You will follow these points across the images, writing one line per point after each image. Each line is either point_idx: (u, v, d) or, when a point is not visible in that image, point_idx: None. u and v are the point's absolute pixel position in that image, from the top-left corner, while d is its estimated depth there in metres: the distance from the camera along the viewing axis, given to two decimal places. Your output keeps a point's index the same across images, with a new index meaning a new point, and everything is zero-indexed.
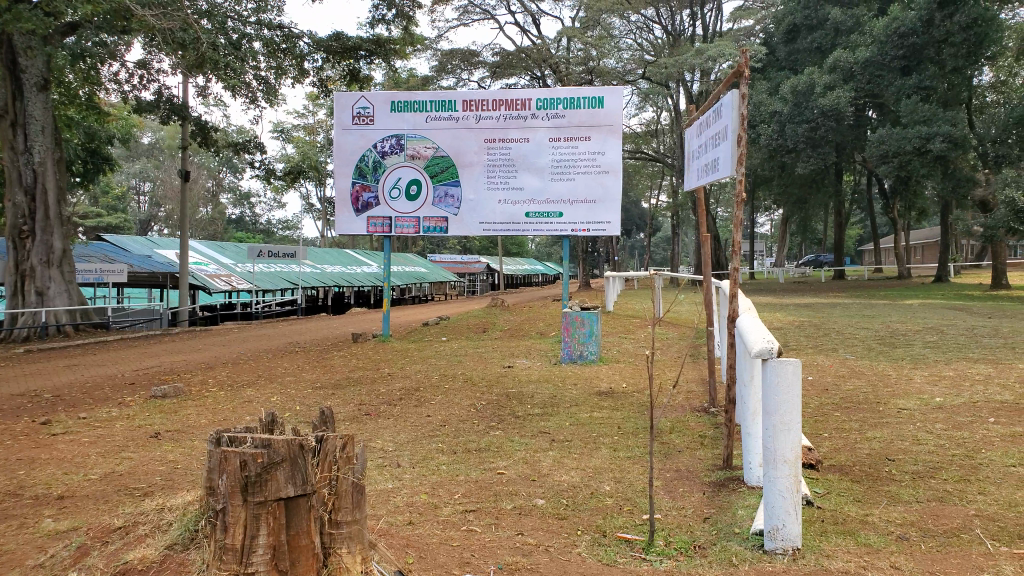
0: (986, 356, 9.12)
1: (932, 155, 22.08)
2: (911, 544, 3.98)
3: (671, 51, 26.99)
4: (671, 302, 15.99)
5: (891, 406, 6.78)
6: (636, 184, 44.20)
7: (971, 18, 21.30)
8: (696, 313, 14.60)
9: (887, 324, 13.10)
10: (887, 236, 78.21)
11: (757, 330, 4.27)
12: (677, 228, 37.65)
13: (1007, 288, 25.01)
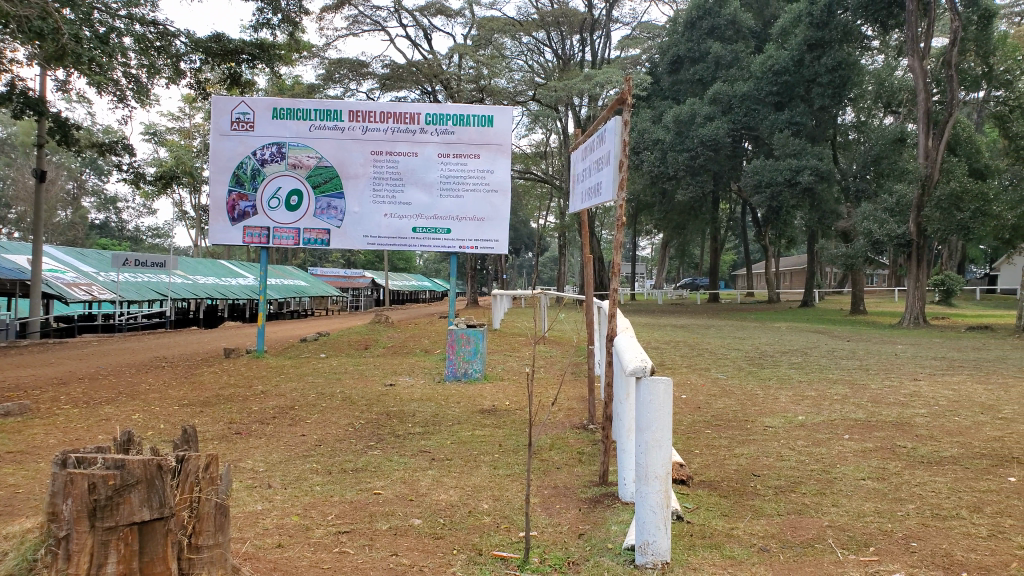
0: (842, 376, 9.77)
1: (800, 187, 23.59)
2: (771, 555, 4.18)
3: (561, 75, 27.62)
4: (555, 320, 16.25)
5: (758, 423, 7.13)
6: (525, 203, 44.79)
7: (836, 62, 23.07)
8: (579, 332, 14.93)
9: (757, 346, 13.81)
10: (759, 262, 83.05)
11: (632, 348, 4.38)
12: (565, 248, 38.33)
13: (864, 313, 26.97)
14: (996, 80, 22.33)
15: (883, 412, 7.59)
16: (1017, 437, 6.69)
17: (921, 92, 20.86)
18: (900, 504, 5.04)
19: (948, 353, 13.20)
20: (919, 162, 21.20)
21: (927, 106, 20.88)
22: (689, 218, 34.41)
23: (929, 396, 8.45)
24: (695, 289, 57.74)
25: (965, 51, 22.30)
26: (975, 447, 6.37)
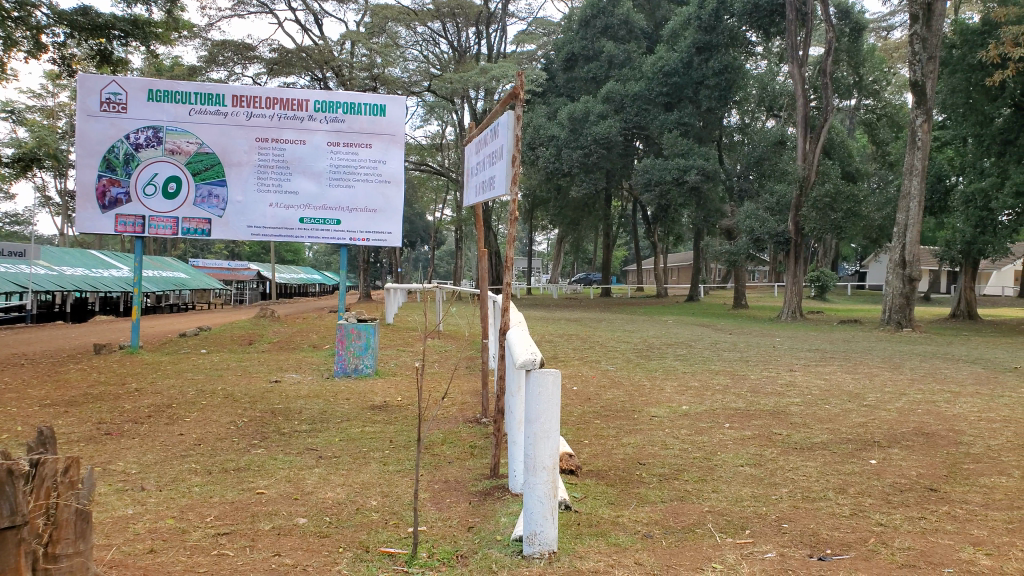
0: (724, 367, 10.21)
1: (687, 186, 24.48)
2: (654, 541, 4.30)
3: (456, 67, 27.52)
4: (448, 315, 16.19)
5: (645, 414, 7.33)
6: (420, 196, 44.44)
7: (722, 66, 24.36)
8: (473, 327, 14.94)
9: (646, 338, 14.24)
10: (648, 258, 85.95)
11: (522, 342, 4.39)
12: (460, 242, 38.24)
13: (746, 308, 28.29)
14: (866, 89, 23.89)
15: (761, 401, 7.98)
16: (878, 422, 7.23)
17: (799, 98, 22.06)
18: (774, 487, 5.31)
19: (820, 345, 14.06)
20: (797, 164, 22.35)
21: (804, 111, 22.09)
22: (583, 215, 35.06)
23: (802, 385, 8.97)
24: (588, 284, 58.92)
25: (839, 60, 23.74)
26: (842, 432, 6.81)
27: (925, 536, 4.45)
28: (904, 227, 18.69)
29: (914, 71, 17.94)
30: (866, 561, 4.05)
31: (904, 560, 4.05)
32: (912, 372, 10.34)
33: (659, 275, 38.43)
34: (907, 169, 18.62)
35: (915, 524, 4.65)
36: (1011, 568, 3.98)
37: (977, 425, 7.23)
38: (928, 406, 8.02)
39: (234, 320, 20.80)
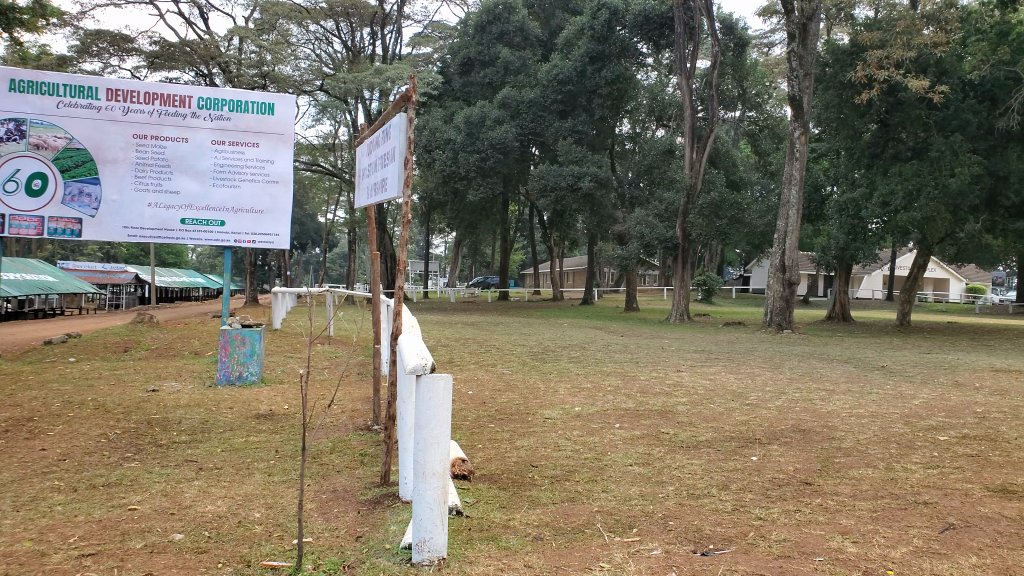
0: (615, 369, 10.46)
1: (582, 193, 24.98)
2: (544, 543, 4.34)
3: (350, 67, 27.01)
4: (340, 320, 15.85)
5: (538, 416, 7.41)
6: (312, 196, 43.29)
7: (615, 75, 25.06)
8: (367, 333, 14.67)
9: (542, 341, 14.42)
10: (546, 262, 87.32)
11: (413, 347, 4.32)
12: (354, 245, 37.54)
13: (638, 310, 29.13)
14: (750, 102, 25.32)
15: (650, 401, 8.22)
16: (759, 419, 7.58)
17: (687, 108, 22.96)
18: (660, 486, 5.46)
19: (707, 346, 14.62)
20: (685, 172, 23.21)
21: (692, 122, 23.04)
22: (480, 218, 35.13)
23: (689, 385, 9.31)
24: (485, 287, 59.06)
25: (724, 73, 24.86)
26: (725, 430, 7.10)
27: (799, 527, 4.68)
28: (784, 233, 19.69)
29: (792, 86, 19.01)
30: (746, 554, 4.22)
31: (780, 551, 4.25)
32: (790, 372, 10.93)
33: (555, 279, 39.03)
34: (787, 179, 19.66)
35: (791, 516, 4.88)
36: (875, 554, 4.25)
37: (847, 420, 7.72)
38: (805, 404, 8.49)
39: (107, 325, 19.56)
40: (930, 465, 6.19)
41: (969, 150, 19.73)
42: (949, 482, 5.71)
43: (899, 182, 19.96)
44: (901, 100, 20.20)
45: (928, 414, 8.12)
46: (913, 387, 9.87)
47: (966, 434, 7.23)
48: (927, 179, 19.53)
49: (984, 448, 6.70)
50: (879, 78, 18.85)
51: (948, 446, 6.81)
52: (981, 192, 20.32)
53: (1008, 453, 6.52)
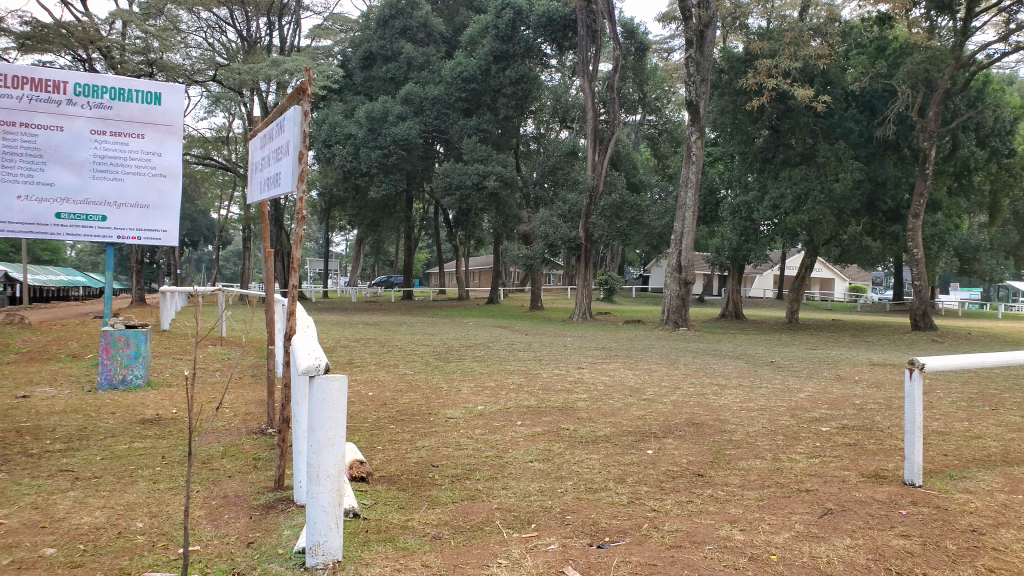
0: (518, 367, 10.55)
1: (486, 191, 25.06)
2: (443, 542, 4.33)
3: (245, 57, 26.05)
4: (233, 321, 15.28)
5: (440, 416, 7.38)
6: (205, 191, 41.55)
7: (519, 75, 25.44)
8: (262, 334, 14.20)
9: (444, 341, 14.35)
10: (450, 261, 87.26)
11: (307, 347, 4.20)
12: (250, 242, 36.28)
13: (542, 309, 29.46)
14: (650, 105, 26.07)
15: (551, 399, 8.32)
16: (656, 414, 7.82)
17: (590, 110, 23.48)
18: (560, 481, 5.55)
19: (607, 344, 14.94)
20: (588, 174, 23.75)
21: (594, 124, 23.55)
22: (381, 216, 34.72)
23: (590, 381, 9.50)
24: (389, 287, 58.37)
25: (625, 77, 25.54)
26: (623, 425, 7.28)
27: (690, 518, 4.85)
28: (681, 234, 20.37)
29: (690, 91, 19.65)
30: (640, 545, 4.34)
31: (672, 541, 4.39)
32: (686, 368, 11.32)
33: (459, 278, 38.98)
34: (683, 182, 20.35)
35: (683, 507, 5.05)
36: (759, 540, 4.46)
37: (739, 414, 8.05)
38: (699, 398, 8.82)
39: None
40: (812, 454, 6.56)
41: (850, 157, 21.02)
42: (828, 470, 6.07)
43: (788, 186, 21.05)
44: (791, 107, 21.22)
45: (813, 407, 8.59)
46: (799, 381, 10.41)
47: (845, 424, 7.70)
48: (814, 184, 20.69)
49: (860, 437, 7.15)
50: (769, 86, 19.82)
51: (829, 436, 7.23)
52: (861, 197, 21.71)
53: (881, 441, 6.99)
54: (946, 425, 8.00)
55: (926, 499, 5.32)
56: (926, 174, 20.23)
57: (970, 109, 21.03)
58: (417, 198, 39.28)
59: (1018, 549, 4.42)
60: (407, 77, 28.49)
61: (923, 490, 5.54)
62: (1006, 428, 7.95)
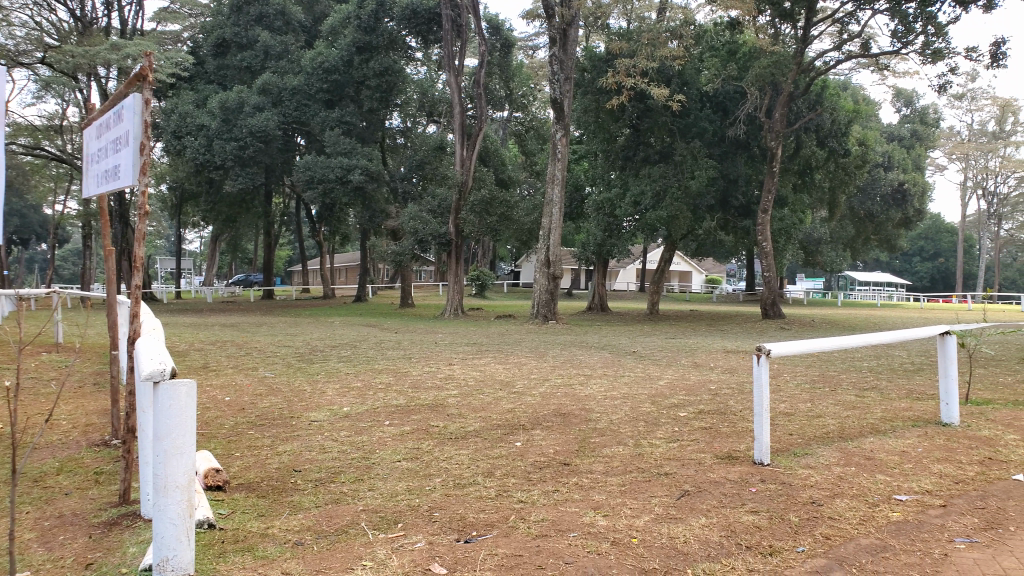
0: (385, 366, 10.37)
1: (352, 186, 24.49)
2: (305, 548, 4.18)
3: (81, 39, 24.03)
4: (69, 326, 14.06)
5: (302, 419, 7.14)
6: (38, 185, 38.06)
7: (382, 67, 25.20)
8: (104, 339, 13.20)
9: (308, 341, 13.89)
10: (314, 259, 84.81)
11: (153, 351, 3.93)
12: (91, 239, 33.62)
13: (412, 306, 29.20)
14: (515, 102, 26.44)
15: (420, 397, 8.24)
16: (524, 407, 7.93)
17: (456, 105, 23.56)
18: (428, 478, 5.50)
19: (476, 339, 15.01)
20: (456, 169, 23.79)
21: (461, 119, 23.63)
22: (240, 211, 33.19)
23: (459, 377, 9.51)
24: (252, 286, 55.99)
25: (491, 73, 25.75)
26: (493, 419, 7.33)
27: (556, 507, 4.94)
28: (548, 230, 20.77)
29: (554, 89, 20.03)
30: (506, 537, 4.38)
31: (538, 531, 4.46)
32: (554, 360, 11.54)
33: (326, 276, 37.98)
34: (549, 178, 20.76)
35: (549, 497, 5.15)
36: (622, 524, 4.60)
37: (602, 403, 8.31)
38: (566, 389, 9.03)
39: None
40: (671, 439, 6.87)
41: (704, 156, 22.22)
42: (685, 453, 6.37)
43: (648, 183, 22.00)
44: (649, 107, 22.11)
45: (672, 393, 9.00)
46: (659, 369, 10.87)
47: (701, 409, 8.12)
48: (671, 181, 21.71)
49: (714, 421, 7.56)
50: (627, 85, 20.56)
51: (687, 420, 7.60)
52: (714, 194, 23.05)
53: (734, 424, 7.42)
54: (791, 406, 8.60)
55: (773, 476, 5.70)
56: (772, 172, 21.72)
57: (810, 111, 22.76)
58: (278, 193, 37.84)
59: (851, 516, 4.82)
60: (264, 66, 27.37)
61: (769, 467, 5.92)
62: (841, 406, 8.66)
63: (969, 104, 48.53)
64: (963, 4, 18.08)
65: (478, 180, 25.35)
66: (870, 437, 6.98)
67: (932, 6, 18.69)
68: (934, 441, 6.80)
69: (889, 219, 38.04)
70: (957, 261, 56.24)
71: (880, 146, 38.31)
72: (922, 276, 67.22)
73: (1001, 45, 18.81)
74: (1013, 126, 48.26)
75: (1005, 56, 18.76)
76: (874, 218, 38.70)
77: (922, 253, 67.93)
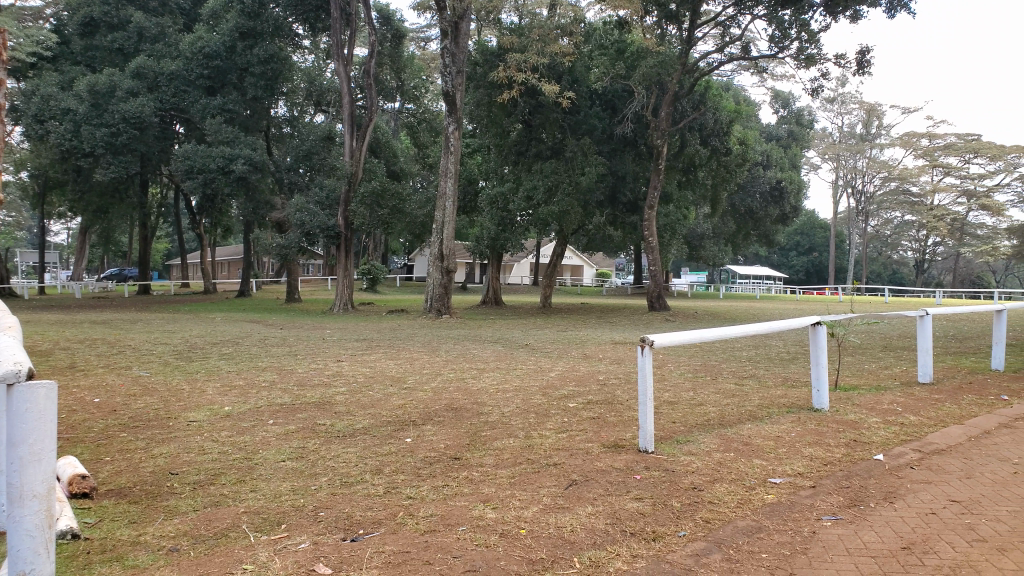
0: (271, 364, 10.05)
1: (234, 176, 23.56)
2: (181, 554, 4.01)
3: None
4: None
5: (181, 420, 6.83)
6: None
7: (267, 54, 24.37)
8: None
9: (186, 338, 13.28)
10: (196, 252, 81.02)
11: (8, 349, 3.62)
12: None
13: (299, 301, 28.43)
14: (407, 93, 26.19)
15: (307, 394, 8.07)
16: (415, 402, 7.89)
17: (346, 95, 23.13)
18: (314, 478, 5.39)
19: (366, 334, 14.82)
20: (346, 160, 23.37)
21: (351, 110, 23.21)
22: (112, 201, 31.27)
23: (349, 374, 9.36)
24: (127, 279, 52.93)
25: (381, 63, 25.38)
26: (382, 416, 7.26)
27: (445, 501, 4.95)
28: (441, 224, 20.71)
29: (446, 81, 19.95)
30: (394, 534, 4.35)
31: (427, 527, 4.45)
32: (446, 354, 11.54)
33: (208, 270, 36.37)
34: (443, 172, 20.70)
35: (438, 492, 5.15)
36: (510, 516, 4.66)
37: (494, 396, 8.40)
38: (458, 383, 9.06)
39: None
40: (560, 429, 7.01)
41: (594, 152, 22.78)
42: (574, 443, 6.52)
43: (541, 178, 22.32)
44: (540, 103, 22.41)
45: (561, 385, 9.20)
46: (550, 361, 11.08)
47: (590, 399, 8.34)
48: (563, 176, 22.14)
49: (603, 411, 7.79)
50: (518, 80, 20.75)
51: (576, 411, 7.78)
52: (604, 190, 23.65)
53: (621, 413, 7.66)
54: (674, 395, 8.97)
55: (656, 463, 5.91)
56: (658, 169, 22.51)
57: (694, 111, 23.71)
58: (155, 182, 35.87)
59: (729, 500, 5.07)
60: (137, 48, 25.91)
61: (654, 455, 6.14)
62: (722, 394, 9.11)
63: (839, 107, 51.80)
64: (833, 14, 19.30)
65: (368, 172, 24.95)
66: (748, 424, 7.38)
67: (805, 15, 19.83)
68: (806, 426, 7.26)
69: (768, 215, 40.20)
70: (829, 255, 60.10)
71: (760, 145, 40.33)
72: (797, 269, 71.49)
73: (866, 53, 20.22)
74: (878, 130, 51.95)
75: (870, 64, 20.19)
76: (754, 214, 40.76)
77: (798, 248, 72.22)
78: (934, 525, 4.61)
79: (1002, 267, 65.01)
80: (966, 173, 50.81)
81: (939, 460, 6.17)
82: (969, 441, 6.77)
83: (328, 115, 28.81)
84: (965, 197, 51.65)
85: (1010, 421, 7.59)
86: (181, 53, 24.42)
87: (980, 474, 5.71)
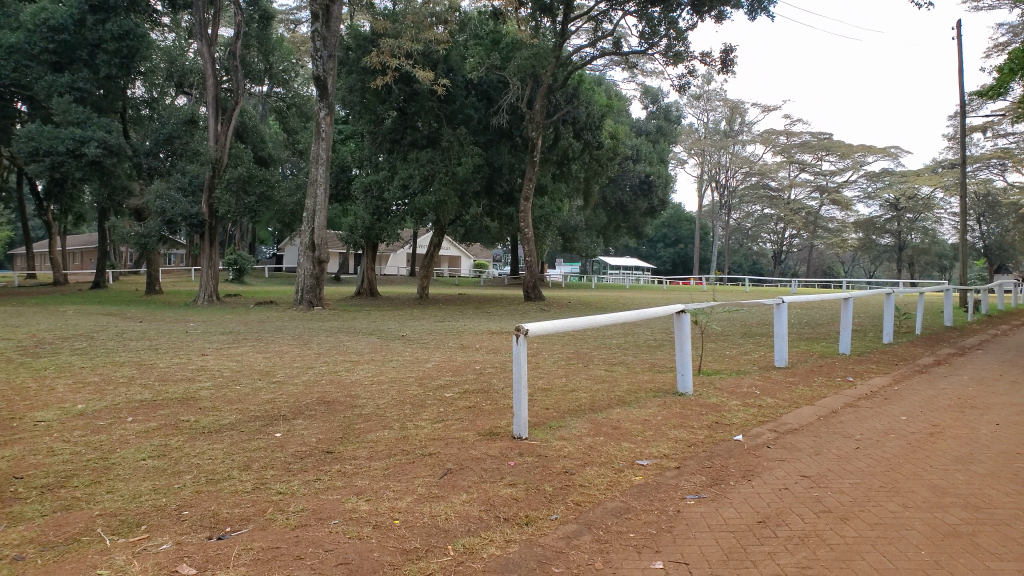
0: (129, 359, 9.48)
1: (86, 159, 21.94)
2: (26, 563, 3.75)
3: None
4: None
5: (25, 420, 6.34)
6: None
7: (122, 30, 22.81)
8: None
9: (31, 333, 12.28)
10: (41, 241, 74.74)
11: None
12: None
13: (159, 292, 26.87)
14: (277, 77, 25.25)
15: (169, 390, 7.67)
16: (285, 396, 7.69)
17: (209, 77, 22.11)
18: (177, 476, 5.16)
19: (233, 327, 14.25)
20: (210, 145, 22.31)
21: (215, 93, 22.19)
22: None
23: (214, 368, 8.98)
24: None
25: (249, 45, 24.31)
26: (251, 411, 7.04)
27: (317, 496, 4.87)
28: (313, 212, 20.18)
29: (317, 65, 19.40)
30: (263, 530, 4.24)
31: (297, 522, 4.37)
32: (318, 347, 11.31)
33: (55, 259, 33.63)
34: (314, 158, 20.15)
35: (310, 486, 5.06)
36: (384, 508, 4.66)
37: (369, 388, 8.32)
38: (331, 376, 8.90)
39: None
40: (436, 420, 7.06)
41: (470, 142, 22.91)
42: (450, 433, 6.58)
43: (416, 167, 22.22)
44: (416, 91, 22.25)
45: (438, 375, 9.24)
46: (426, 352, 11.07)
47: (466, 389, 8.43)
48: (439, 166, 22.12)
49: (478, 399, 7.90)
50: (392, 66, 20.48)
51: (453, 401, 7.85)
52: (480, 180, 23.82)
53: (496, 401, 7.80)
54: (549, 382, 9.23)
55: (530, 449, 6.07)
56: (533, 161, 22.94)
57: (568, 104, 24.27)
58: None
59: (599, 482, 5.30)
60: None
61: (528, 441, 6.30)
62: (593, 380, 9.44)
63: (705, 104, 54.51)
64: (699, 13, 20.27)
65: (235, 158, 23.95)
66: (618, 408, 7.71)
67: (673, 13, 20.69)
68: (671, 409, 7.66)
69: (637, 208, 41.91)
70: (695, 247, 63.28)
71: (632, 139, 41.86)
72: (665, 260, 74.85)
73: (729, 52, 21.38)
74: (740, 127, 55.14)
75: (732, 63, 21.37)
76: (625, 207, 42.33)
77: (665, 239, 75.64)
78: (786, 499, 5.02)
79: (847, 258, 70.77)
80: (818, 170, 54.89)
81: (790, 438, 6.70)
82: (817, 420, 7.38)
83: (191, 98, 27.35)
84: (817, 193, 55.81)
85: (853, 401, 8.33)
86: (22, 24, 22.45)
87: (826, 450, 6.25)
